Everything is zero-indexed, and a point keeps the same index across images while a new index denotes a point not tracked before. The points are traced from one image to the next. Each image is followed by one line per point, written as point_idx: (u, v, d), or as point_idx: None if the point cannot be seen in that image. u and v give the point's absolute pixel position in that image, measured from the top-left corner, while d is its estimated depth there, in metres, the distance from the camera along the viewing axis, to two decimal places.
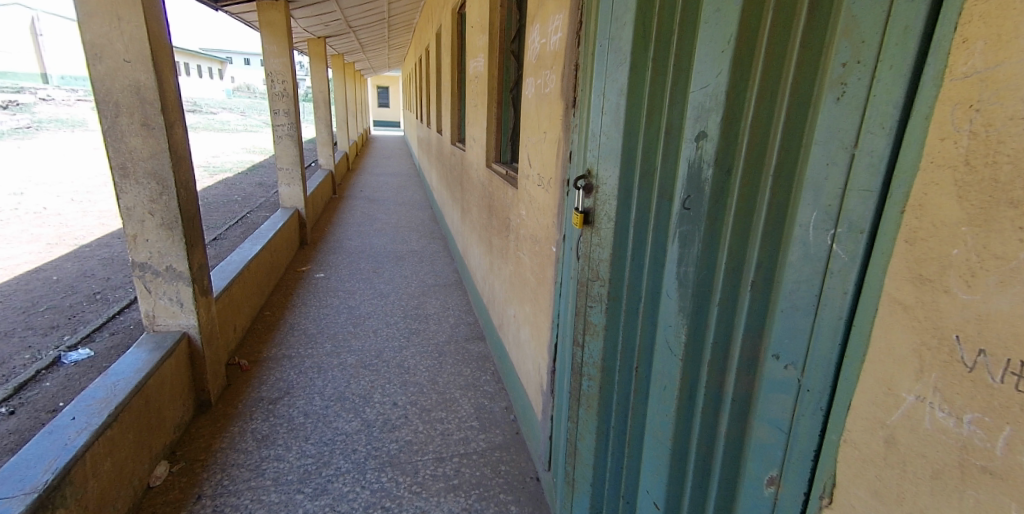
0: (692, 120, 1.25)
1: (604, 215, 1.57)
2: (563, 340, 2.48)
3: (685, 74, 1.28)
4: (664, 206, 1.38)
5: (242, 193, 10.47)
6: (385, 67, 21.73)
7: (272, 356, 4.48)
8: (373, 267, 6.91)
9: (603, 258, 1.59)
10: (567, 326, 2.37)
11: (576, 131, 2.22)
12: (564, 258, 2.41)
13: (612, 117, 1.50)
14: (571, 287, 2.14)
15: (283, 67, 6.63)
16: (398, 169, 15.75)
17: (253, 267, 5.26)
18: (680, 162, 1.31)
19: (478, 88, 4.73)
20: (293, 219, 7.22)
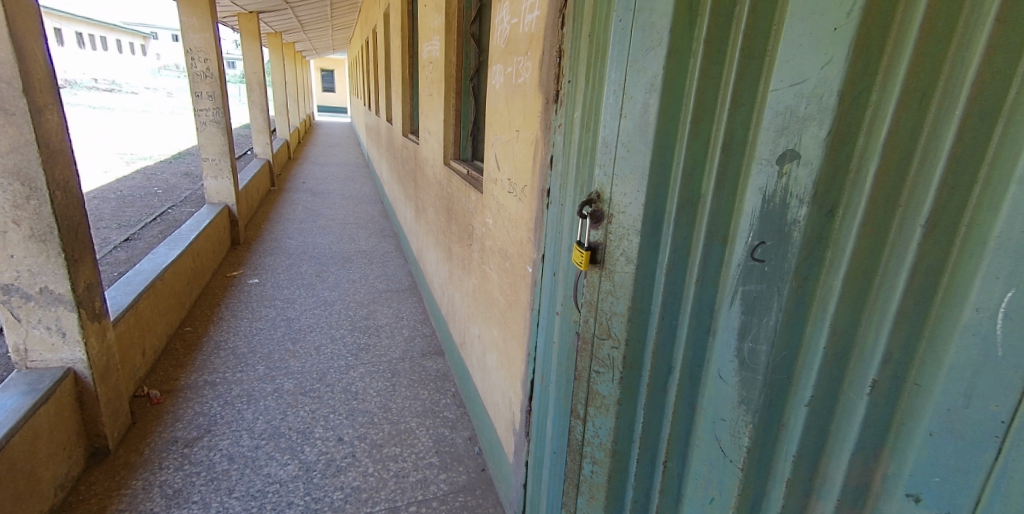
0: (772, 132, 0.84)
1: (619, 254, 1.15)
2: (544, 383, 2.08)
3: (759, 63, 0.87)
4: (715, 250, 0.97)
5: (163, 185, 9.43)
6: (329, 49, 20.56)
7: (191, 384, 3.91)
8: (316, 270, 6.28)
9: (618, 312, 1.18)
10: (551, 369, 1.96)
11: (561, 135, 1.80)
12: (547, 287, 2.01)
13: (637, 121, 1.07)
14: (561, 331, 1.72)
15: (205, 43, 5.86)
16: (346, 158, 14.86)
17: (170, 276, 4.59)
18: (746, 192, 0.90)
19: (431, 75, 4.25)
20: (222, 216, 6.47)
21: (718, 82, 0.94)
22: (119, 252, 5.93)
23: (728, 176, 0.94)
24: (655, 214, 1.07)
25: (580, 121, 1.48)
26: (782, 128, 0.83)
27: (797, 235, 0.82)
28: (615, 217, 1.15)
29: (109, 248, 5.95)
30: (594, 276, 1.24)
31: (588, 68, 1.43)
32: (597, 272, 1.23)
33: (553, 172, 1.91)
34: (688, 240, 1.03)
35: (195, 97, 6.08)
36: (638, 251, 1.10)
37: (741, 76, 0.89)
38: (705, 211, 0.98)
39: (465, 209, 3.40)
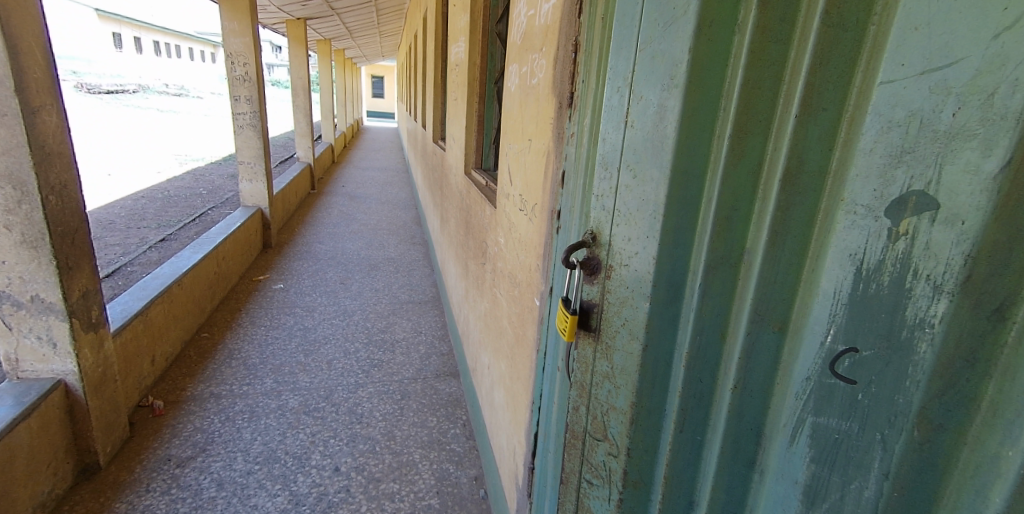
0: (875, 158, 0.47)
1: (620, 325, 0.78)
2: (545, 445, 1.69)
3: (856, 36, 0.50)
4: (767, 341, 0.60)
5: (208, 185, 9.56)
6: (378, 55, 20.81)
7: (194, 395, 3.33)
8: (341, 278, 5.58)
9: (618, 408, 0.80)
10: (550, 432, 1.58)
11: (571, 146, 1.41)
12: (551, 332, 1.64)
13: (649, 130, 0.70)
14: (560, 396, 1.35)
15: (245, 47, 5.39)
16: (388, 163, 14.85)
17: (189, 281, 4.08)
18: (824, 259, 0.53)
19: (459, 78, 3.89)
20: (254, 218, 5.93)
21: (779, 71, 0.57)
22: (152, 251, 5.83)
23: (789, 227, 0.57)
24: (676, 271, 0.70)
25: (587, 130, 1.10)
26: (897, 154, 0.45)
27: (927, 348, 0.44)
28: (617, 269, 0.78)
29: (143, 248, 5.86)
30: (586, 348, 0.87)
31: (598, 58, 1.05)
32: (590, 342, 0.85)
33: (562, 192, 1.50)
34: (724, 316, 0.66)
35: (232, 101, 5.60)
36: (647, 324, 0.73)
37: (820, 59, 0.52)
38: (750, 279, 0.61)
39: (482, 224, 3.02)
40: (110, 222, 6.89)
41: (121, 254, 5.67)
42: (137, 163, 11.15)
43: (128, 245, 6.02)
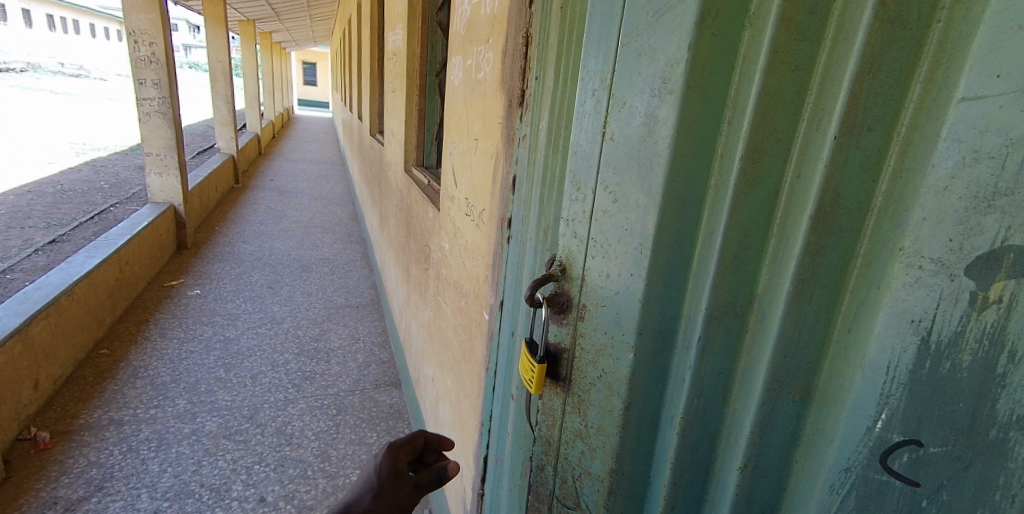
0: (953, 199, 0.36)
1: (597, 377, 0.65)
2: (495, 475, 1.54)
3: (917, 35, 0.39)
4: (787, 411, 0.49)
5: (112, 178, 8.64)
6: (309, 40, 19.75)
7: (89, 423, 2.90)
8: (268, 281, 5.15)
9: (594, 475, 0.67)
10: (503, 465, 1.43)
11: (524, 150, 1.27)
12: (500, 354, 1.49)
13: (635, 146, 0.57)
14: (515, 432, 1.20)
15: (151, 25, 4.80)
16: (321, 155, 14.10)
17: (82, 290, 3.59)
18: (871, 323, 0.42)
19: (396, 68, 3.65)
20: (167, 215, 5.35)
21: (807, 77, 0.45)
22: (40, 255, 5.15)
23: (819, 276, 0.45)
24: (666, 317, 0.58)
25: (544, 135, 0.96)
26: (987, 198, 0.34)
27: None
28: (591, 310, 0.65)
29: (29, 251, 5.16)
30: (552, 399, 0.74)
31: (557, 53, 0.91)
32: (558, 393, 0.73)
33: (514, 199, 1.35)
34: (727, 376, 0.54)
35: (137, 85, 4.95)
36: (631, 379, 0.61)
37: (869, 66, 0.40)
38: (764, 336, 0.49)
39: (424, 227, 2.83)
40: None
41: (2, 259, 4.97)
42: (25, 153, 9.92)
43: (11, 248, 5.29)
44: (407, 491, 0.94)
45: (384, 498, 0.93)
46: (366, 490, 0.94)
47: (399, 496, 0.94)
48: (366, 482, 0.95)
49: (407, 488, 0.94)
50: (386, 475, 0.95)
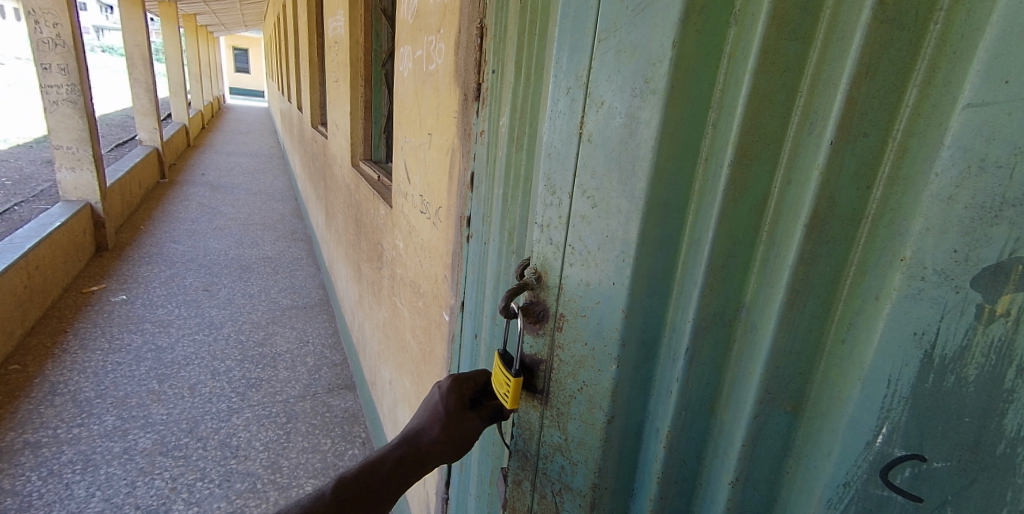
0: (957, 209, 0.35)
1: (578, 388, 0.62)
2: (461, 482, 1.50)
3: (914, 36, 0.37)
4: (778, 424, 0.48)
5: (17, 174, 7.85)
6: (238, 24, 18.63)
7: (0, 448, 2.62)
8: (204, 283, 4.84)
9: (577, 490, 0.64)
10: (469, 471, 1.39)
11: (482, 147, 1.22)
12: (463, 359, 1.45)
13: (615, 148, 0.54)
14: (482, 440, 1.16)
15: (56, 4, 4.34)
16: (257, 147, 13.39)
17: None
18: (868, 335, 0.41)
19: (338, 57, 3.48)
20: (84, 215, 4.91)
21: (797, 78, 0.43)
22: None
23: (812, 286, 0.44)
24: (650, 326, 0.56)
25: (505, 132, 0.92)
26: (993, 208, 0.33)
27: None
28: (571, 319, 0.63)
29: None
30: (529, 412, 0.71)
31: (517, 46, 0.87)
32: (534, 406, 0.70)
33: (473, 197, 1.30)
34: (714, 387, 0.52)
35: (41, 70, 4.49)
36: (613, 393, 0.58)
37: (870, 66, 0.39)
38: (754, 348, 0.48)
39: (375, 224, 2.73)
40: None
41: None
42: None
43: None
44: (474, 428, 0.80)
45: (452, 432, 0.79)
46: (431, 422, 0.79)
47: (464, 430, 0.79)
48: (428, 412, 0.80)
49: (473, 423, 0.79)
50: (452, 408, 0.79)
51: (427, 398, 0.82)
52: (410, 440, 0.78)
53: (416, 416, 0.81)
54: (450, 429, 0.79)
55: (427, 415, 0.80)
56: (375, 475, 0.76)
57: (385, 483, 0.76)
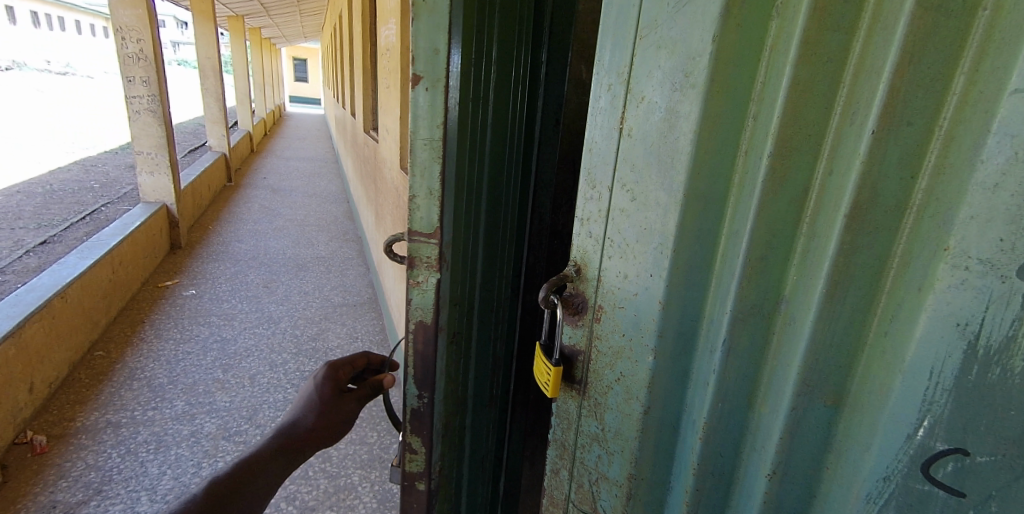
0: (1004, 197, 0.34)
1: (615, 378, 0.64)
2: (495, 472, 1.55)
3: (960, 23, 0.37)
4: (818, 417, 0.47)
5: (103, 178, 8.53)
6: (299, 36, 19.54)
7: (86, 426, 2.87)
8: (264, 280, 5.10)
9: (614, 477, 0.65)
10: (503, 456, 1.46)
11: None
12: None
13: (654, 141, 0.55)
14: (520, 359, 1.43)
15: (139, 21, 4.70)
16: (315, 152, 13.96)
17: (75, 292, 3.55)
18: (913, 327, 0.40)
19: (391, 64, 3.59)
20: (159, 215, 5.29)
21: (839, 70, 0.43)
22: (31, 257, 5.09)
23: (854, 277, 0.43)
24: (687, 319, 0.57)
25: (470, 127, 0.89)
26: None
27: None
28: (609, 310, 0.64)
29: (19, 253, 5.12)
30: (568, 402, 0.72)
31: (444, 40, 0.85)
32: (572, 396, 0.71)
33: None
34: (753, 380, 0.52)
35: (126, 83, 4.87)
36: (651, 383, 0.59)
37: (914, 54, 0.38)
38: (793, 341, 0.48)
39: None
40: None
41: None
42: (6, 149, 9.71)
43: None
44: (348, 407, 1.11)
45: (325, 415, 1.09)
46: (309, 410, 1.10)
47: (338, 409, 1.10)
48: (307, 405, 1.11)
49: (344, 404, 1.11)
50: (326, 395, 1.11)
51: (305, 396, 1.12)
52: (288, 430, 1.07)
53: (295, 412, 1.11)
54: (324, 412, 1.09)
55: (304, 411, 1.10)
56: (261, 460, 1.02)
57: (268, 464, 1.02)
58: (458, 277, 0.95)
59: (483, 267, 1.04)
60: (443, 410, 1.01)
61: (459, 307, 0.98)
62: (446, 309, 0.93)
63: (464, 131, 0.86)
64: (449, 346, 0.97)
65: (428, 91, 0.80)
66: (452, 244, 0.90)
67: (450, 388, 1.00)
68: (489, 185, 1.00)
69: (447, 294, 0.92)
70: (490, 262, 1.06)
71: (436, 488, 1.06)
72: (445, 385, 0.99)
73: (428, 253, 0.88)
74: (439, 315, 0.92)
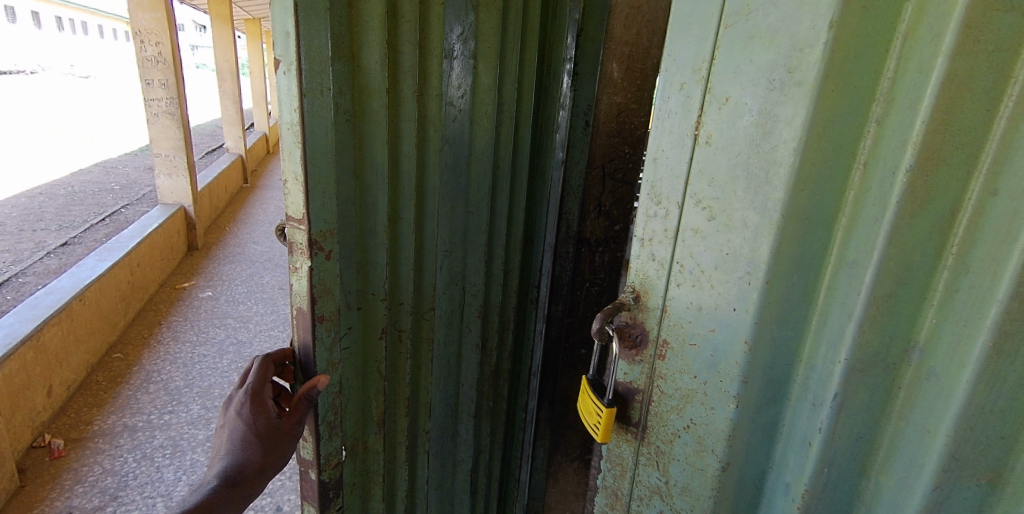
0: None
1: (677, 422, 0.55)
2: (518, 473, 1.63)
3: None
4: (968, 500, 0.38)
5: (123, 179, 8.60)
6: None
7: (103, 430, 2.84)
8: (280, 282, 5.07)
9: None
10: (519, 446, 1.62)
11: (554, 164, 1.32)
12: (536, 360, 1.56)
13: (740, 149, 0.46)
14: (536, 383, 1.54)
15: (158, 25, 4.70)
16: None
17: (93, 294, 3.53)
18: None
19: None
20: (178, 217, 5.29)
21: (1012, 60, 0.33)
22: (51, 259, 5.12)
23: None
24: (778, 363, 0.48)
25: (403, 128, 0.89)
26: None
27: None
28: (674, 346, 0.55)
29: (38, 255, 5.15)
30: (620, 446, 0.63)
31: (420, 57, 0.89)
32: (627, 441, 0.62)
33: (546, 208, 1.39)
34: (868, 441, 0.43)
35: (145, 86, 4.86)
36: (731, 436, 0.50)
37: None
38: (932, 403, 0.39)
39: None
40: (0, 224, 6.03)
41: (12, 263, 4.94)
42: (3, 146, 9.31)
43: (21, 251, 5.26)
44: (292, 438, 0.83)
45: (268, 457, 0.82)
46: (249, 453, 0.82)
47: (281, 445, 0.82)
48: (241, 445, 0.82)
49: (287, 438, 0.82)
50: (261, 433, 0.81)
51: (231, 437, 0.83)
52: (235, 478, 0.82)
53: (229, 453, 0.83)
54: (266, 453, 0.81)
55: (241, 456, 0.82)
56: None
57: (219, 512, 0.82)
58: (353, 268, 0.88)
59: (412, 268, 0.99)
60: (349, 401, 0.95)
61: (384, 302, 0.95)
62: (324, 297, 0.81)
63: (359, 123, 0.81)
64: (364, 338, 0.94)
65: (285, 74, 0.69)
66: (323, 232, 0.78)
67: (368, 378, 0.98)
68: (421, 188, 0.97)
69: (328, 284, 0.81)
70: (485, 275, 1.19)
71: (329, 483, 0.95)
72: (346, 372, 0.92)
73: (300, 239, 0.77)
74: (311, 302, 0.80)
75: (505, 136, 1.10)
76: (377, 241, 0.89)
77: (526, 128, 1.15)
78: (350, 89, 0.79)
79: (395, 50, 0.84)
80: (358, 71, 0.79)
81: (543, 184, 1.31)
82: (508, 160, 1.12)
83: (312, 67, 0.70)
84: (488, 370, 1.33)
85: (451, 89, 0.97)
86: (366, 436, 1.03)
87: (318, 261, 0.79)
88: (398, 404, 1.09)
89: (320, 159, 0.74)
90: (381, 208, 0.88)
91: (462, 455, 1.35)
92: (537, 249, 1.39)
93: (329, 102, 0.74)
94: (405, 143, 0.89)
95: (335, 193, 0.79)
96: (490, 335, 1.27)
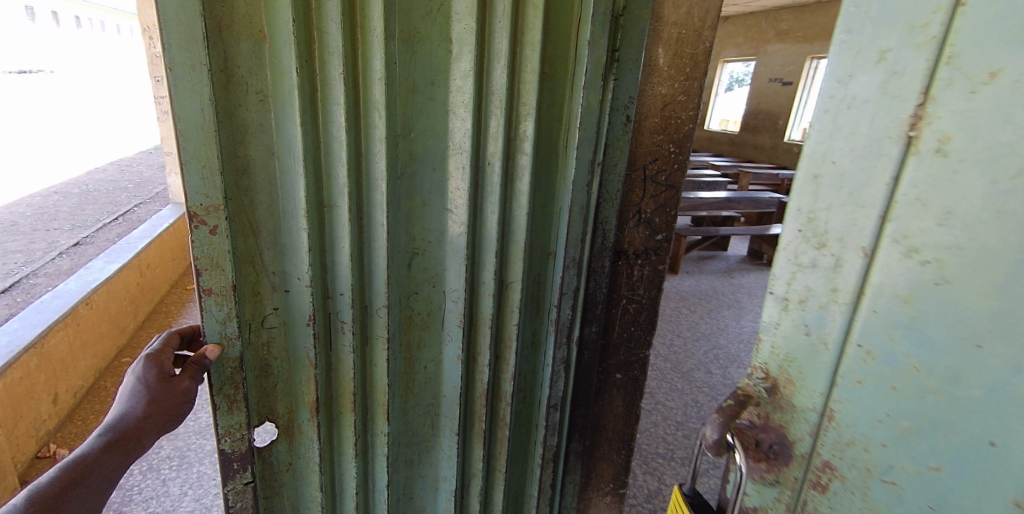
0: None
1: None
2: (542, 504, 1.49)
3: None
4: None
5: (137, 178, 8.53)
6: None
7: None
8: None
9: None
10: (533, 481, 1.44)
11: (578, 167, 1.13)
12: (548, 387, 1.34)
13: (1023, 163, 0.45)
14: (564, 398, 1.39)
15: None
16: None
17: (102, 297, 3.41)
18: None
19: None
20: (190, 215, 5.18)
21: None
22: (63, 259, 5.05)
23: None
24: None
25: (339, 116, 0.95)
26: None
27: None
28: (845, 471, 0.63)
29: (50, 256, 5.06)
30: None
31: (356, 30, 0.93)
32: None
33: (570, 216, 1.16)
34: None
35: (154, 82, 4.76)
36: None
37: None
38: None
39: None
40: (14, 224, 5.96)
41: (24, 264, 4.86)
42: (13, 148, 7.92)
43: (33, 252, 5.18)
44: (182, 391, 0.96)
45: (155, 404, 0.94)
46: (135, 402, 0.94)
47: (170, 396, 0.95)
48: (131, 397, 0.95)
49: (177, 388, 0.96)
50: (154, 384, 0.95)
51: (124, 390, 0.96)
52: (117, 427, 0.92)
53: (119, 404, 0.95)
54: (153, 401, 0.94)
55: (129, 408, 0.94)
56: (87, 465, 0.88)
57: (96, 465, 0.89)
58: (246, 247, 0.99)
59: (354, 263, 1.04)
60: (250, 381, 1.08)
61: (310, 289, 1.03)
62: (211, 271, 0.96)
63: (237, 114, 0.92)
64: (288, 322, 1.06)
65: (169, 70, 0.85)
66: (203, 206, 0.91)
67: (278, 360, 1.09)
68: (362, 184, 1.01)
69: (212, 254, 0.95)
70: (471, 264, 1.13)
71: (232, 453, 1.09)
72: (249, 351, 1.06)
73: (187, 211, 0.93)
74: (198, 273, 0.95)
75: (494, 129, 1.05)
76: (298, 226, 0.99)
77: (530, 121, 1.06)
78: (258, 70, 0.91)
79: (315, 36, 0.91)
80: (269, 50, 0.90)
81: (566, 191, 1.15)
82: (501, 157, 1.07)
83: (177, 44, 0.83)
84: (480, 388, 1.26)
85: (404, 76, 0.99)
86: (299, 422, 1.15)
87: (198, 233, 0.92)
88: (343, 398, 1.15)
89: (188, 133, 0.88)
90: (301, 194, 0.97)
91: (441, 453, 1.31)
92: (557, 263, 1.21)
93: (205, 78, 0.87)
94: (335, 130, 0.96)
95: (218, 168, 0.91)
96: (481, 351, 1.22)
